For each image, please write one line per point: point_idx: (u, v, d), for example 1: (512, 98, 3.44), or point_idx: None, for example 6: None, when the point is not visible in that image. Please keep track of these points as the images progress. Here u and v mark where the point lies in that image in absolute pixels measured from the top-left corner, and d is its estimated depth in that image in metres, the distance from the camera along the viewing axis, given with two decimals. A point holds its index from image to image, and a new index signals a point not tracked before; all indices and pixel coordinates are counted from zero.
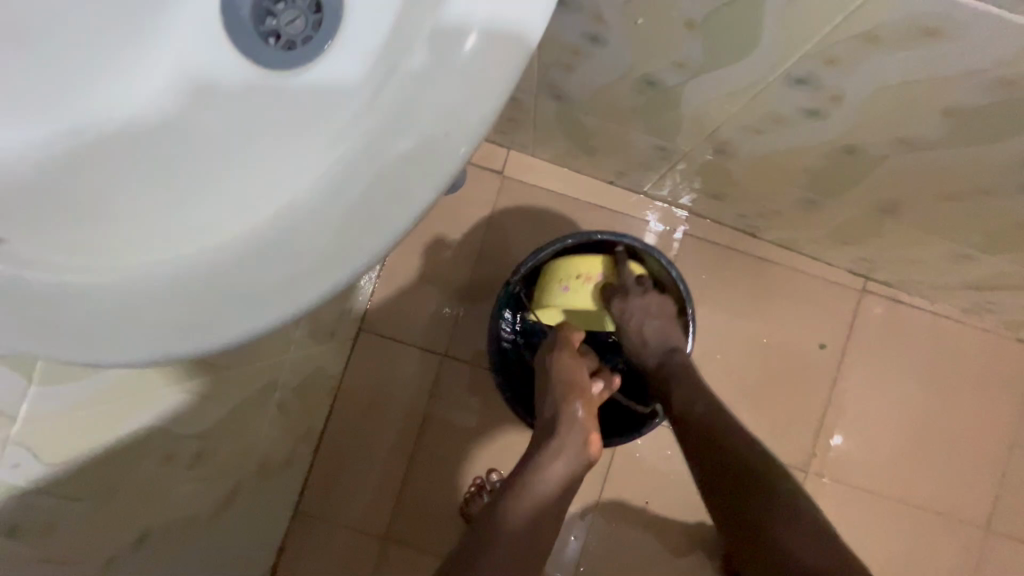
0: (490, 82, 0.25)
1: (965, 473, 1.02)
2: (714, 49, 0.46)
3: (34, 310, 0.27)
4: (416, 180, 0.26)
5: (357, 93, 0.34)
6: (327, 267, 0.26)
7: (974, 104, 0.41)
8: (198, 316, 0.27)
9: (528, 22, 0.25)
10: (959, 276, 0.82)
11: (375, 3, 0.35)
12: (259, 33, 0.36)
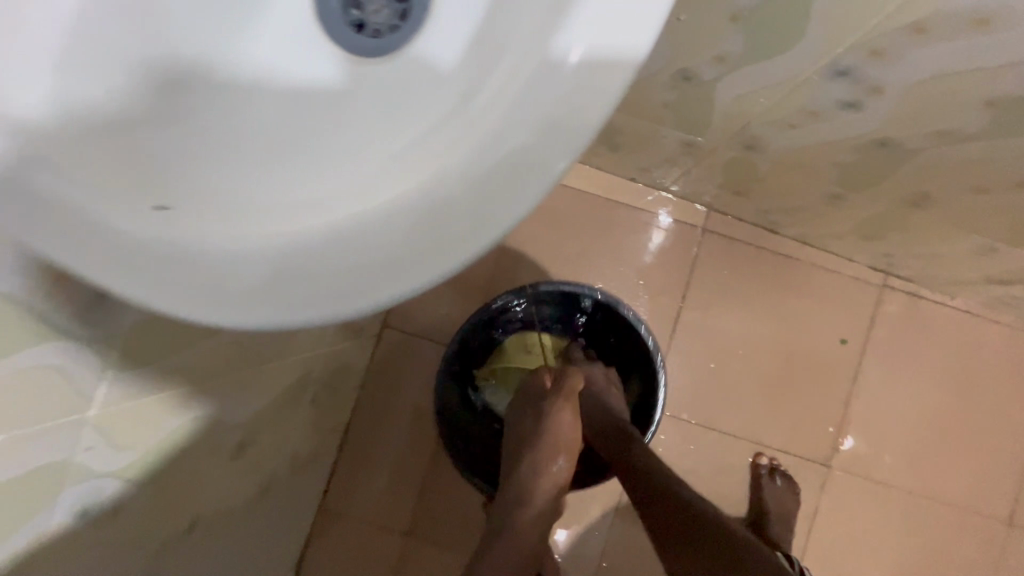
0: (596, 97, 0.28)
1: (987, 469, 1.02)
2: (756, 42, 0.47)
3: (137, 264, 0.27)
4: (521, 184, 0.28)
5: (444, 91, 0.35)
6: (433, 255, 0.28)
7: (1018, 95, 0.42)
8: (306, 289, 0.27)
9: (631, 47, 0.28)
10: (984, 270, 0.83)
11: (461, 3, 0.37)
12: (345, 20, 0.37)
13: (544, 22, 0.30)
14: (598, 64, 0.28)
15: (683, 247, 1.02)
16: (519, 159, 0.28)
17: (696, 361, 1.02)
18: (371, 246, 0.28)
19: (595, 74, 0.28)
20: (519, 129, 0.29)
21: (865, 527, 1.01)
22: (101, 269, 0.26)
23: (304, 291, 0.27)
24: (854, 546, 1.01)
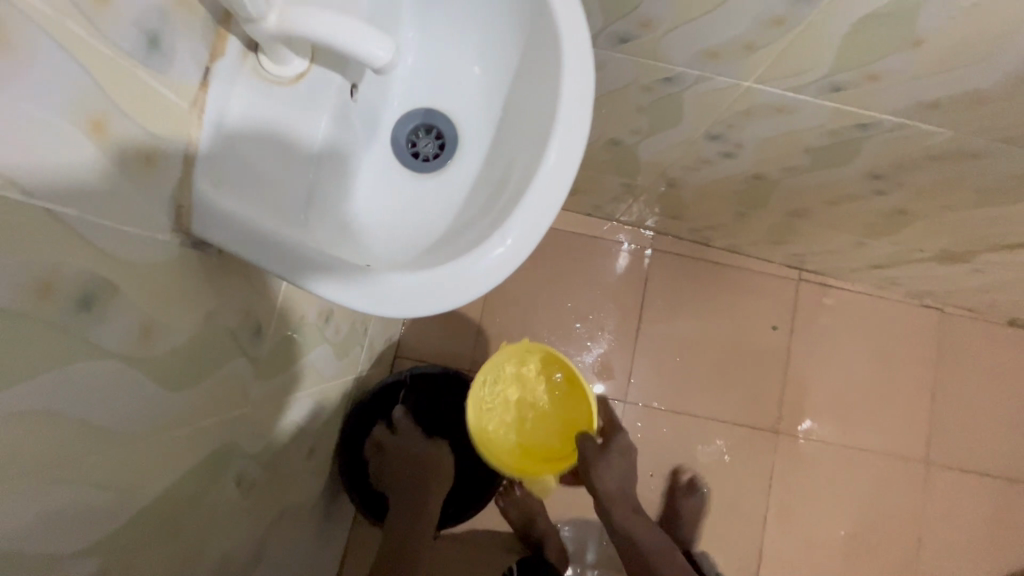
0: (560, 179, 0.40)
1: (904, 419, 1.25)
2: (655, 121, 0.70)
3: (281, 257, 0.36)
4: (511, 233, 0.39)
5: (465, 183, 0.47)
6: (460, 283, 0.39)
7: (822, 144, 0.65)
8: (378, 291, 0.38)
9: (572, 149, 0.40)
10: (864, 259, 1.07)
11: (480, 127, 0.48)
12: (401, 134, 0.48)
13: (538, 132, 0.42)
14: (560, 167, 0.40)
15: (637, 265, 1.24)
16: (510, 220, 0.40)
17: (659, 357, 1.23)
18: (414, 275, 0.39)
19: (562, 179, 0.40)
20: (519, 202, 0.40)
21: (813, 480, 1.21)
22: (268, 254, 0.36)
23: (318, 274, 0.37)
24: (808, 498, 1.21)
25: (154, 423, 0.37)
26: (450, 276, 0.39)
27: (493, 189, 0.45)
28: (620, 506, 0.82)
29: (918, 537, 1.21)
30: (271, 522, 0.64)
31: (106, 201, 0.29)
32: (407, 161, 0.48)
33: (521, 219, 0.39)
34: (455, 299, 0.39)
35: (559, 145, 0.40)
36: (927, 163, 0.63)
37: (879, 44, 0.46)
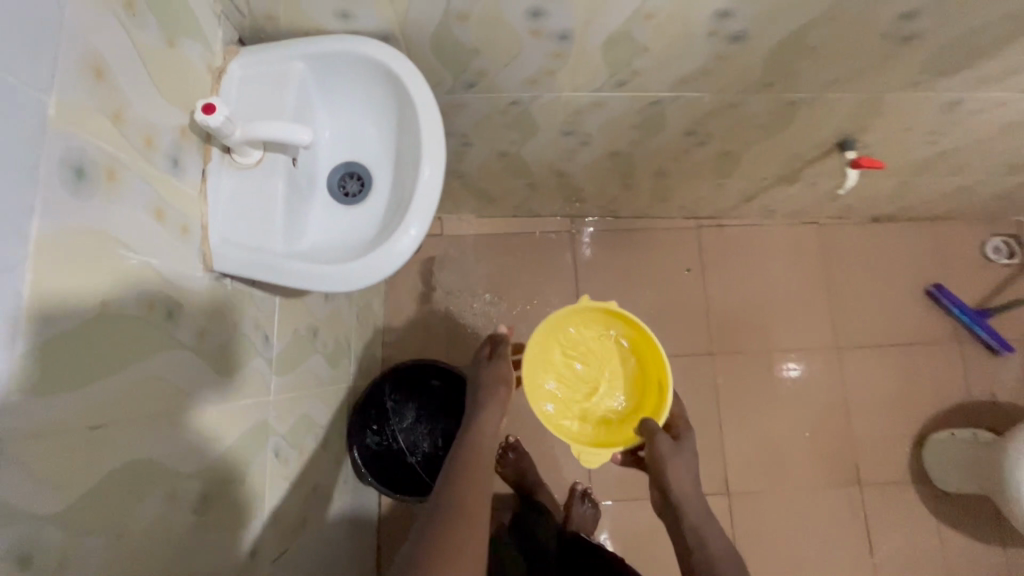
0: (434, 183, 0.63)
1: (811, 318, 1.50)
2: (521, 132, 0.94)
3: (270, 268, 0.57)
4: (413, 223, 0.62)
5: (381, 201, 0.69)
6: (387, 258, 0.61)
7: (638, 120, 0.90)
8: (336, 275, 0.59)
9: (437, 164, 0.64)
10: (734, 197, 1.33)
11: (382, 164, 0.71)
12: (331, 182, 0.71)
13: (416, 159, 0.65)
14: (433, 175, 0.63)
15: (564, 247, 1.49)
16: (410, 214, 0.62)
17: None
18: (357, 261, 0.60)
19: (435, 183, 0.63)
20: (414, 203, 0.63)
21: (749, 384, 1.46)
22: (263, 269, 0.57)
23: (292, 274, 0.58)
24: (749, 399, 1.45)
25: (206, 395, 0.56)
26: (381, 256, 0.61)
27: (395, 207, 0.67)
28: (693, 506, 0.81)
29: (845, 407, 1.46)
30: (306, 494, 0.84)
31: (169, 256, 0.50)
32: (338, 201, 0.70)
33: (416, 212, 0.62)
34: (386, 269, 0.61)
35: (430, 163, 0.64)
36: (709, 117, 0.89)
37: (623, 56, 0.71)
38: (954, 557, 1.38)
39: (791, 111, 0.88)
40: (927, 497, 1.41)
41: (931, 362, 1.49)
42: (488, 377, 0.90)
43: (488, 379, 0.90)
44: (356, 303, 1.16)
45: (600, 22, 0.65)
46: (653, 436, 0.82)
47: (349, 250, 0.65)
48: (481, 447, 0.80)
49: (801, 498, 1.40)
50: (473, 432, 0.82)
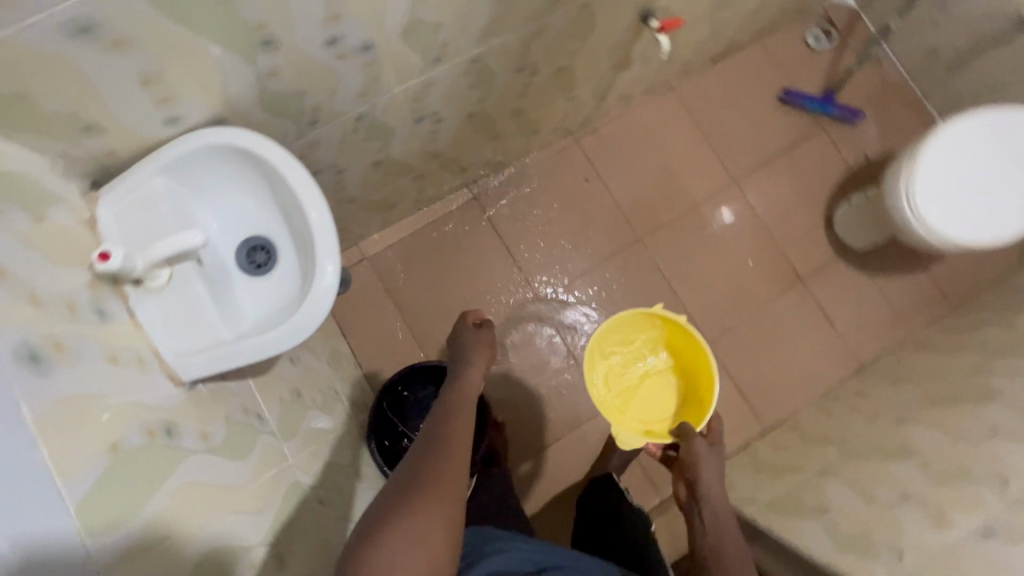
0: (325, 223, 0.71)
1: (702, 168, 1.66)
2: (380, 138, 1.01)
3: (227, 356, 0.65)
4: (327, 263, 0.70)
5: (292, 258, 0.76)
6: (320, 301, 0.68)
7: (470, 80, 0.98)
8: (285, 335, 0.67)
9: (320, 205, 0.71)
10: (590, 100, 1.44)
11: (277, 227, 0.77)
12: (242, 263, 0.76)
13: (301, 208, 0.72)
14: (320, 217, 0.71)
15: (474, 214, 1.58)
16: (320, 257, 0.70)
17: (534, 257, 1.58)
18: (297, 316, 0.68)
19: (326, 222, 0.71)
20: (319, 246, 0.70)
21: (680, 246, 1.62)
22: (221, 359, 0.65)
23: (248, 352, 0.66)
24: (685, 259, 1.62)
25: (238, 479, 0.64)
26: (314, 302, 0.68)
27: (303, 260, 0.74)
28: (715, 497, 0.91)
29: (762, 224, 1.65)
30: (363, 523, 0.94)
31: (141, 391, 0.59)
32: (253, 276, 0.76)
33: (324, 254, 0.70)
34: (323, 311, 0.68)
35: (313, 207, 0.71)
36: (525, 49, 0.98)
37: (424, 39, 0.79)
38: (893, 294, 1.62)
39: (587, 13, 0.98)
40: (852, 260, 1.64)
41: (809, 153, 1.69)
42: (473, 341, 0.99)
43: (471, 344, 0.98)
44: (322, 353, 1.23)
45: (389, 24, 0.71)
46: (687, 432, 0.98)
47: (285, 310, 0.72)
48: (466, 393, 0.88)
49: (762, 313, 1.60)
50: (459, 381, 0.90)
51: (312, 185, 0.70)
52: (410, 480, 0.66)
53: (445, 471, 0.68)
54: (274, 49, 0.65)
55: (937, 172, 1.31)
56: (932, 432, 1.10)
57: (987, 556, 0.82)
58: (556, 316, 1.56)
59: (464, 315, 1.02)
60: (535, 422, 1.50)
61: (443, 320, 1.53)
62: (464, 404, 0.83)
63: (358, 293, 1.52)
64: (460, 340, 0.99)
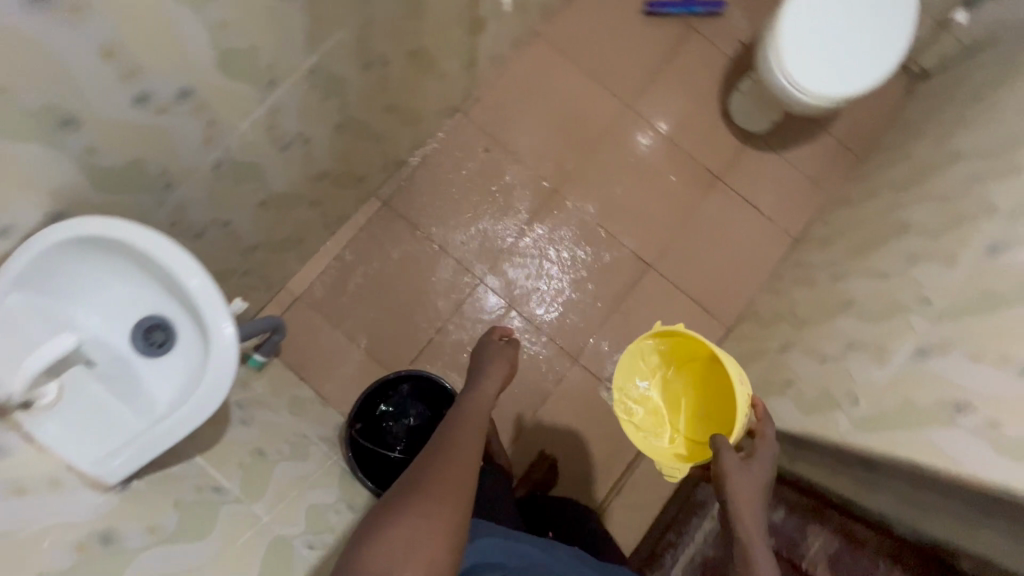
0: (205, 286, 0.69)
1: (594, 102, 1.67)
2: (252, 178, 0.98)
3: (144, 447, 0.64)
4: (220, 325, 0.69)
5: (187, 328, 0.74)
6: (224, 364, 0.67)
7: (319, 91, 0.95)
8: (195, 408, 0.65)
9: (193, 270, 0.69)
10: (460, 72, 1.42)
11: (162, 302, 0.74)
12: (139, 348, 0.74)
13: (176, 277, 0.70)
14: (198, 282, 0.69)
15: (389, 219, 1.57)
16: (212, 321, 0.69)
17: (461, 241, 1.58)
18: (204, 386, 0.66)
19: (206, 285, 0.69)
20: (206, 311, 0.69)
21: (595, 184, 1.64)
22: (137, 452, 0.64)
23: (163, 437, 0.64)
24: (604, 194, 1.64)
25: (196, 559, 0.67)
26: (218, 366, 0.67)
27: (197, 327, 0.72)
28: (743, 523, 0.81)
29: (665, 137, 1.67)
30: None
31: (55, 511, 0.61)
32: (155, 358, 0.74)
33: (215, 316, 0.69)
34: (230, 371, 0.67)
35: (187, 274, 0.69)
36: (363, 45, 0.95)
37: (246, 68, 0.75)
38: (805, 164, 1.68)
39: None
40: (758, 143, 1.68)
41: (689, 56, 1.71)
42: (495, 353, 1.08)
43: (494, 354, 1.08)
44: (280, 402, 1.21)
45: (197, 65, 0.68)
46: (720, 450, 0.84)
47: (194, 381, 0.70)
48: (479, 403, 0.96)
49: (690, 221, 1.64)
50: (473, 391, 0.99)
51: (177, 251, 0.68)
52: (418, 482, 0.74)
53: (451, 474, 0.76)
54: (79, 126, 0.62)
55: (822, 27, 1.35)
56: (863, 279, 1.16)
57: (932, 375, 0.79)
58: (501, 289, 1.57)
59: (489, 332, 1.13)
60: (514, 395, 1.52)
61: (395, 331, 1.53)
62: (474, 414, 0.92)
63: (304, 333, 1.51)
64: (482, 352, 1.09)
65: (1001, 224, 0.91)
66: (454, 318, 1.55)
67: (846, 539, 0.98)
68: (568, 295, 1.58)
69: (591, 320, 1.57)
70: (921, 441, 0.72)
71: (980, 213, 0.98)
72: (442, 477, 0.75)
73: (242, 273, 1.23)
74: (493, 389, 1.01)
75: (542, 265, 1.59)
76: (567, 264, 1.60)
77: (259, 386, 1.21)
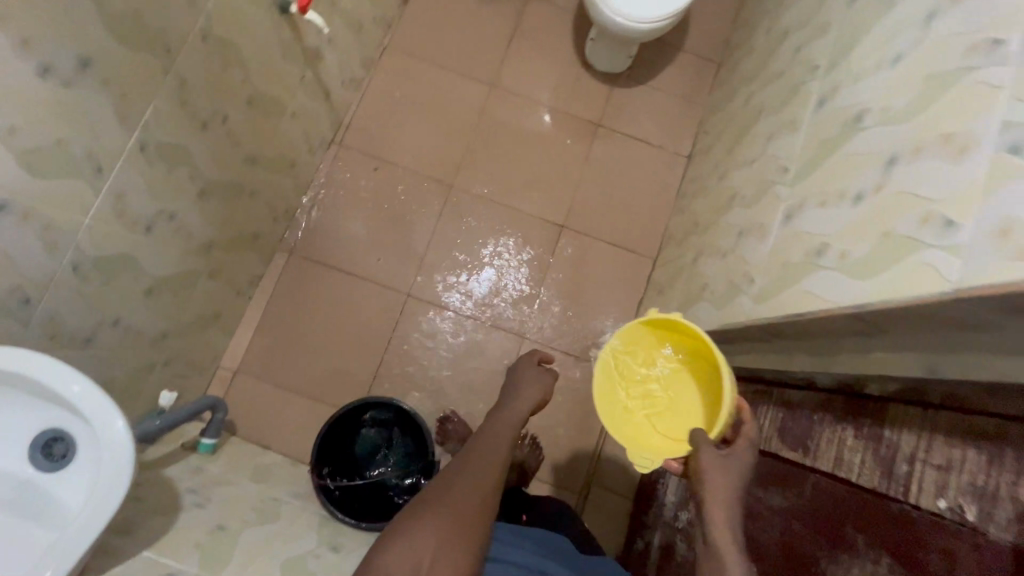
0: (80, 385, 0.70)
1: (460, 93, 1.71)
2: (127, 269, 0.98)
3: (63, 552, 0.64)
4: (107, 416, 0.70)
5: (78, 431, 0.73)
6: (122, 449, 0.70)
7: (163, 164, 0.96)
8: (107, 498, 0.67)
9: (63, 374, 0.70)
10: (315, 106, 1.44)
11: (44, 415, 0.74)
12: (37, 467, 0.73)
13: (46, 387, 0.70)
14: (71, 383, 0.70)
15: (303, 266, 1.59)
16: (98, 415, 0.70)
17: (378, 263, 1.61)
18: (110, 476, 0.68)
19: (82, 383, 0.71)
20: (89, 408, 0.70)
21: (486, 167, 1.67)
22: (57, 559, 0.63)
23: (80, 537, 0.65)
24: (498, 174, 1.67)
25: None
26: (117, 454, 0.69)
27: (91, 426, 0.72)
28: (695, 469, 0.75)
29: (538, 103, 1.72)
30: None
31: None
32: (57, 470, 0.73)
33: (99, 410, 0.70)
34: (128, 455, 0.70)
35: (58, 379, 0.70)
36: (188, 107, 0.96)
37: (61, 163, 0.76)
38: (672, 85, 1.75)
39: (216, 38, 0.96)
40: (625, 80, 1.74)
41: (534, 21, 1.76)
42: (530, 375, 0.92)
43: (526, 371, 0.93)
44: (243, 473, 1.21)
45: (1, 175, 0.68)
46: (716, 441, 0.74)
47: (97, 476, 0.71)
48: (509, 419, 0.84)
49: (587, 172, 1.69)
50: (503, 407, 0.86)
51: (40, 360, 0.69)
52: (435, 509, 0.69)
53: (462, 503, 0.70)
54: None
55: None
56: (739, 170, 1.22)
57: (798, 233, 0.84)
58: (431, 295, 1.60)
59: (526, 352, 0.97)
60: (476, 389, 1.54)
61: (342, 369, 1.54)
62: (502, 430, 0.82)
63: (254, 401, 1.50)
64: (519, 370, 0.93)
65: (823, 80, 0.97)
66: (395, 336, 1.57)
67: (792, 411, 0.91)
68: (496, 277, 1.61)
69: (525, 294, 1.60)
70: (800, 294, 0.77)
71: (808, 76, 1.04)
72: (455, 504, 0.70)
73: (163, 364, 1.22)
74: (526, 406, 0.87)
75: (462, 260, 1.62)
76: (484, 251, 1.63)
77: (215, 465, 1.20)
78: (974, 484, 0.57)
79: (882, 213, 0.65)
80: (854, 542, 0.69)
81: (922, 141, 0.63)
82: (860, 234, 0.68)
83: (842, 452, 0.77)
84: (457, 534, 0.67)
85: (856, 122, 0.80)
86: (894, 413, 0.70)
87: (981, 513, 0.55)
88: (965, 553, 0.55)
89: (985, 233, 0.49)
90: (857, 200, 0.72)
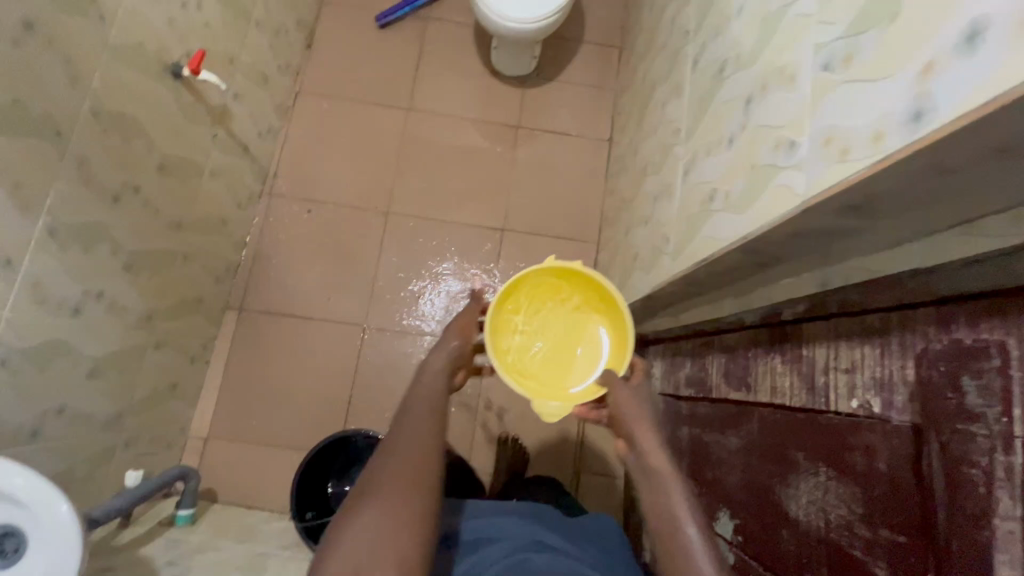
0: (17, 476, 0.70)
1: (378, 123, 1.74)
2: (62, 356, 0.98)
3: None
4: (51, 501, 0.70)
5: (23, 522, 0.72)
6: (68, 532, 0.71)
7: (79, 246, 0.97)
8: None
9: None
10: (234, 163, 1.46)
11: None
12: None
13: None
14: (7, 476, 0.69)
15: (255, 319, 1.59)
16: (41, 503, 0.70)
17: (329, 300, 1.62)
18: (59, 558, 0.70)
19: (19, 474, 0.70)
20: (30, 497, 0.70)
21: (418, 188, 1.71)
22: None
23: None
24: (431, 191, 1.71)
25: None
26: (64, 535, 0.70)
27: (34, 514, 0.71)
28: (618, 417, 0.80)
29: (455, 117, 1.76)
30: None
31: None
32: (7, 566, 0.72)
33: (42, 497, 0.70)
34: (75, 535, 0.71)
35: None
36: (93, 184, 0.97)
37: None
38: (579, 77, 1.81)
39: (108, 114, 0.98)
40: (534, 80, 1.80)
41: (436, 41, 1.81)
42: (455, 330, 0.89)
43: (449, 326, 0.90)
44: (225, 536, 1.20)
45: None
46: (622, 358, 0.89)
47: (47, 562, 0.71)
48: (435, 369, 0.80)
49: (515, 173, 1.73)
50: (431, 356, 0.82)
51: None
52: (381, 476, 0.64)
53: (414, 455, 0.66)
54: None
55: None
56: (646, 142, 1.27)
57: (693, 185, 0.89)
58: (387, 322, 1.61)
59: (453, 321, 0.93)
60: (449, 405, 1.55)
61: (314, 413, 1.54)
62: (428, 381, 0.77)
63: (230, 464, 1.49)
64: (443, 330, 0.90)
65: (693, 42, 1.03)
66: (364, 350, 1.59)
67: (731, 353, 0.95)
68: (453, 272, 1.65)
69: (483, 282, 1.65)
70: (702, 241, 0.80)
71: (683, 42, 1.10)
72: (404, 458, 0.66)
73: (124, 445, 1.21)
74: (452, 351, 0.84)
75: (411, 282, 1.64)
76: (431, 269, 1.65)
77: (195, 534, 1.18)
78: (874, 379, 0.60)
79: (749, 150, 0.69)
80: (797, 460, 0.72)
81: (767, 77, 0.68)
82: (736, 172, 0.72)
83: (775, 380, 0.80)
84: (401, 489, 0.62)
85: (721, 73, 0.85)
86: (807, 332, 0.74)
87: (884, 404, 0.58)
88: (878, 444, 0.58)
89: (817, 145, 0.53)
90: (731, 143, 0.76)
